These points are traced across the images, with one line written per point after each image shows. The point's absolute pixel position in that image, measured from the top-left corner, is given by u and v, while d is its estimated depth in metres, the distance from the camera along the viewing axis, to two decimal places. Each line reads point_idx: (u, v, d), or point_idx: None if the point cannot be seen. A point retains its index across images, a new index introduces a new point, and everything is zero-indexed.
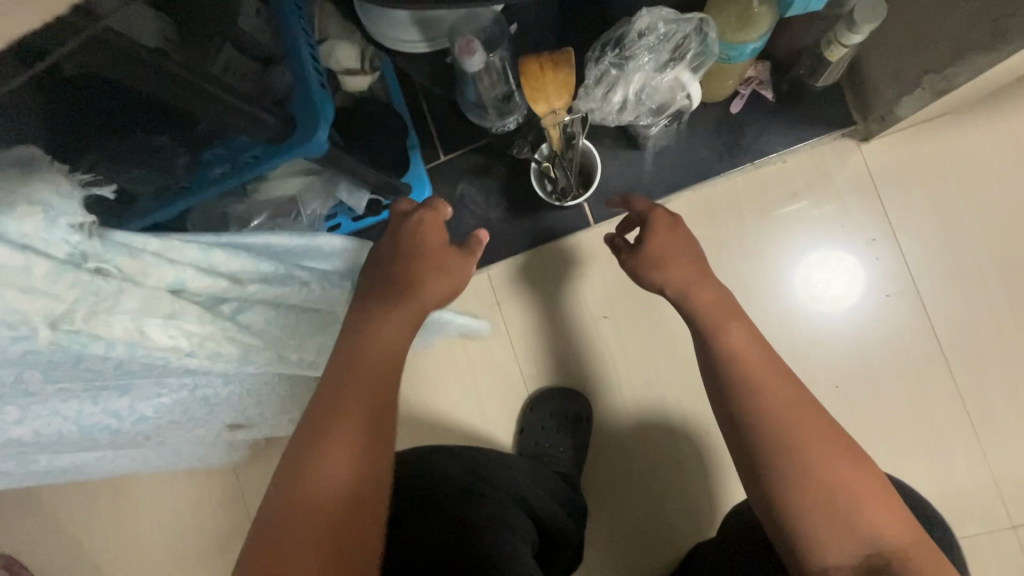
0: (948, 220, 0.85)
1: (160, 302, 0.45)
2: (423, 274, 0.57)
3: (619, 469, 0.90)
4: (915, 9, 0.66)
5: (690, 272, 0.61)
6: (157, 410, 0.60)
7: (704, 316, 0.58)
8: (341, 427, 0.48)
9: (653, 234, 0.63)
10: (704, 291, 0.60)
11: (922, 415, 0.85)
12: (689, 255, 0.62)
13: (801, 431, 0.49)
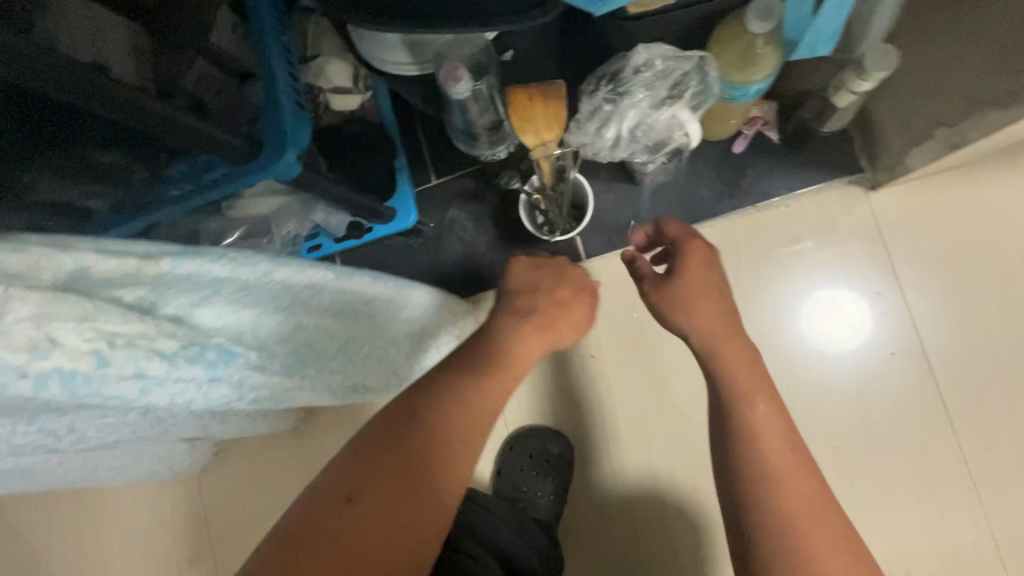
0: (959, 276, 0.80)
1: (69, 299, 0.33)
2: (546, 316, 0.59)
3: (600, 518, 0.85)
4: (929, 58, 0.63)
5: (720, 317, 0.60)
6: (101, 430, 0.56)
7: (726, 372, 0.57)
8: (401, 454, 0.48)
9: (689, 269, 0.61)
10: (713, 353, 0.58)
11: (926, 483, 0.79)
12: (717, 296, 0.60)
13: (790, 512, 0.49)
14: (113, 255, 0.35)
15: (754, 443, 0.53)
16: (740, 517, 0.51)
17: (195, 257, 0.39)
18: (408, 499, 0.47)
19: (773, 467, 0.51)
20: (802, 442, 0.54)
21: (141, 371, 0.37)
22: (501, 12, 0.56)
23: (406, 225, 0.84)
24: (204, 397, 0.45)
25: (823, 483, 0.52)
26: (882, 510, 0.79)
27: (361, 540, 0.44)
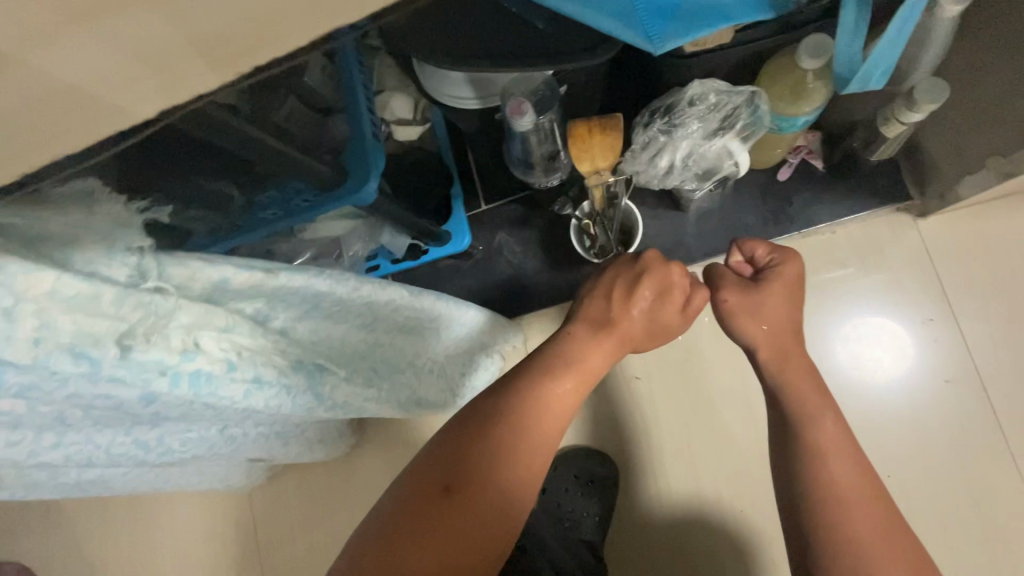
0: (1014, 304, 0.79)
1: (216, 314, 0.38)
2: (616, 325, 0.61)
3: (647, 540, 0.84)
4: (979, 90, 0.65)
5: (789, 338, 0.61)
6: (185, 444, 0.61)
7: (793, 400, 0.57)
8: (496, 455, 0.53)
9: (772, 288, 0.62)
10: (775, 374, 0.60)
11: (986, 515, 0.77)
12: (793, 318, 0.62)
13: (859, 533, 0.50)
14: (247, 268, 0.40)
15: (815, 463, 0.54)
16: (802, 537, 0.52)
17: (304, 272, 0.43)
18: (493, 493, 0.52)
19: (842, 487, 0.52)
20: (864, 464, 0.54)
21: (258, 376, 0.41)
22: (562, 55, 0.61)
23: (459, 248, 0.88)
24: (293, 404, 0.47)
25: (887, 504, 0.52)
26: (940, 543, 0.77)
27: (454, 525, 0.50)
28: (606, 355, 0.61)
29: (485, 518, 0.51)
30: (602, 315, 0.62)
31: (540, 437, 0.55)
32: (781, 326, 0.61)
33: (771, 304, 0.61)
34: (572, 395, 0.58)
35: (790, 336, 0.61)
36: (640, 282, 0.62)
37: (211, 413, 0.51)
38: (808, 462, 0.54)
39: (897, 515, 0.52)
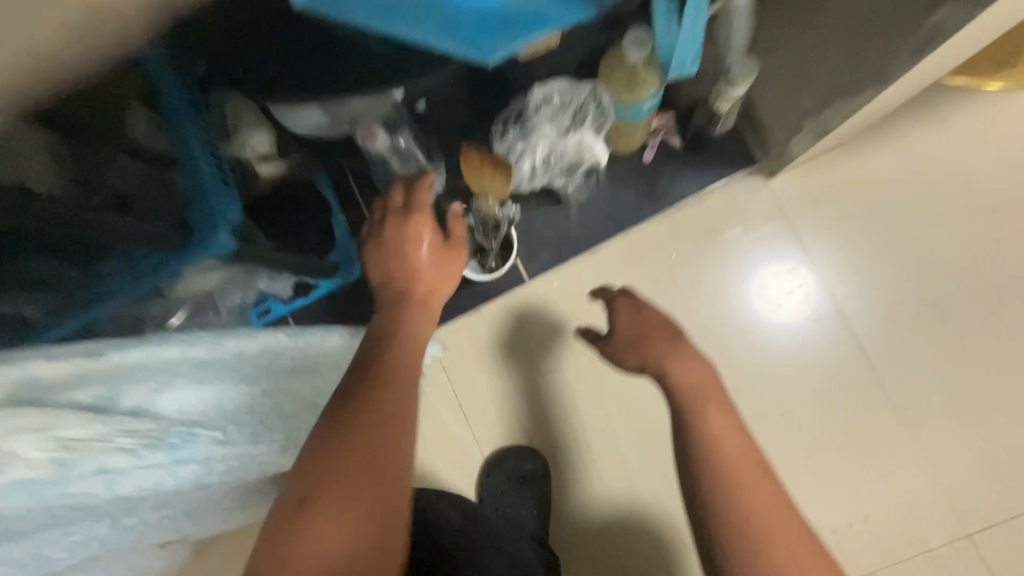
0: (859, 242, 0.90)
1: (26, 413, 0.35)
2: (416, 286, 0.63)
3: (589, 521, 0.88)
4: (783, 60, 0.72)
5: (653, 342, 0.67)
6: (72, 549, 0.55)
7: (683, 391, 0.61)
8: (366, 427, 0.46)
9: (655, 332, 0.68)
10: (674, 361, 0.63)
11: (866, 430, 0.86)
12: (670, 333, 0.67)
13: (749, 503, 0.51)
14: (60, 357, 0.38)
15: (709, 446, 0.56)
16: (703, 522, 0.53)
17: (140, 347, 0.43)
18: (376, 465, 0.45)
19: (729, 460, 0.54)
20: (751, 442, 0.57)
21: (104, 466, 0.38)
22: (403, 71, 0.60)
23: (348, 276, 0.85)
24: (173, 479, 0.44)
25: (776, 479, 0.54)
26: (839, 470, 0.86)
27: (339, 527, 0.41)
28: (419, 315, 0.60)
29: (372, 495, 0.44)
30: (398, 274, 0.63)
31: (396, 396, 0.49)
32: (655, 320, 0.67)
33: (652, 341, 0.67)
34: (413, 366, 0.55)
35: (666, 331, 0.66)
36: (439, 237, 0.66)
37: (85, 511, 0.47)
38: (700, 449, 0.56)
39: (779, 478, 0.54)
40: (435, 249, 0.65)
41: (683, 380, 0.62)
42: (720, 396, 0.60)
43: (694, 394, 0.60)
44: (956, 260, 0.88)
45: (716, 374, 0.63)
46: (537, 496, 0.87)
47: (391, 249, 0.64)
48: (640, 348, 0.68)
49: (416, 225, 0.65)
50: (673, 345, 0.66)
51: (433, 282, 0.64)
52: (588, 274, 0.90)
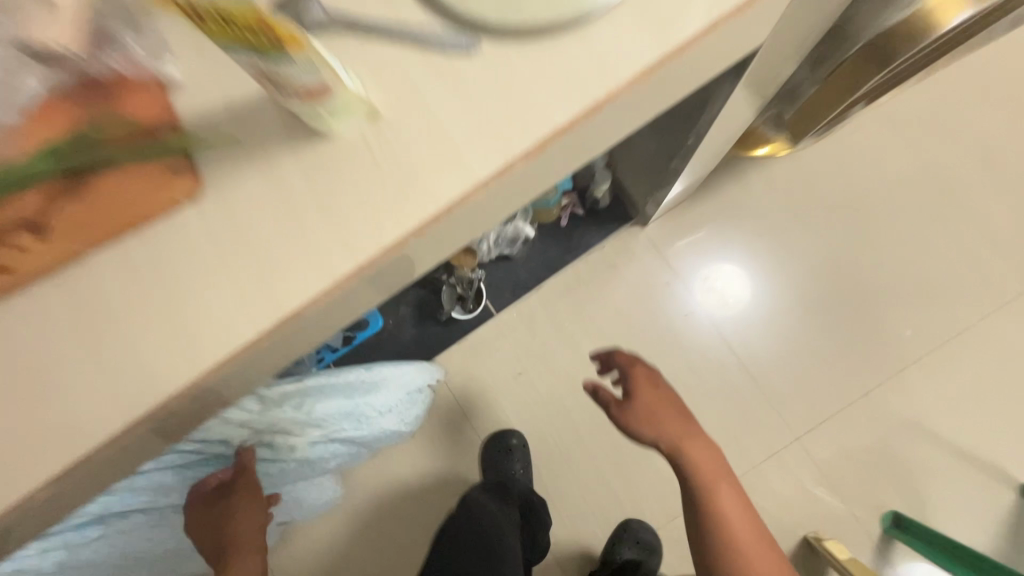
0: (709, 262, 1.36)
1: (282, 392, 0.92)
2: None
3: (558, 468, 1.32)
4: (625, 164, 1.16)
5: (667, 419, 0.93)
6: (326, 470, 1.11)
7: (700, 473, 0.91)
8: None
9: (668, 410, 0.95)
10: (690, 443, 0.92)
11: (726, 385, 1.31)
12: (677, 413, 0.95)
13: (743, 547, 0.88)
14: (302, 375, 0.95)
15: (716, 507, 0.89)
16: (701, 544, 0.90)
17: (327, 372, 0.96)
18: None
19: (730, 524, 0.89)
20: (746, 507, 0.91)
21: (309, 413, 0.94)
22: None
23: (380, 327, 1.31)
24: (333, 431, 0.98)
25: (761, 532, 0.90)
26: (712, 413, 1.30)
27: None
28: None
29: None
30: None
31: None
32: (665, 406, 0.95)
33: (667, 423, 0.93)
34: None
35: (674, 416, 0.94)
36: None
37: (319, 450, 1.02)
38: (713, 516, 0.89)
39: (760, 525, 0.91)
40: None
41: (693, 461, 0.91)
42: (728, 478, 0.92)
43: (709, 479, 0.90)
44: (805, 255, 1.34)
45: (718, 456, 0.93)
46: (507, 471, 1.25)
47: None
48: (655, 422, 0.93)
49: None
50: (688, 431, 0.93)
51: None
52: (535, 306, 1.35)
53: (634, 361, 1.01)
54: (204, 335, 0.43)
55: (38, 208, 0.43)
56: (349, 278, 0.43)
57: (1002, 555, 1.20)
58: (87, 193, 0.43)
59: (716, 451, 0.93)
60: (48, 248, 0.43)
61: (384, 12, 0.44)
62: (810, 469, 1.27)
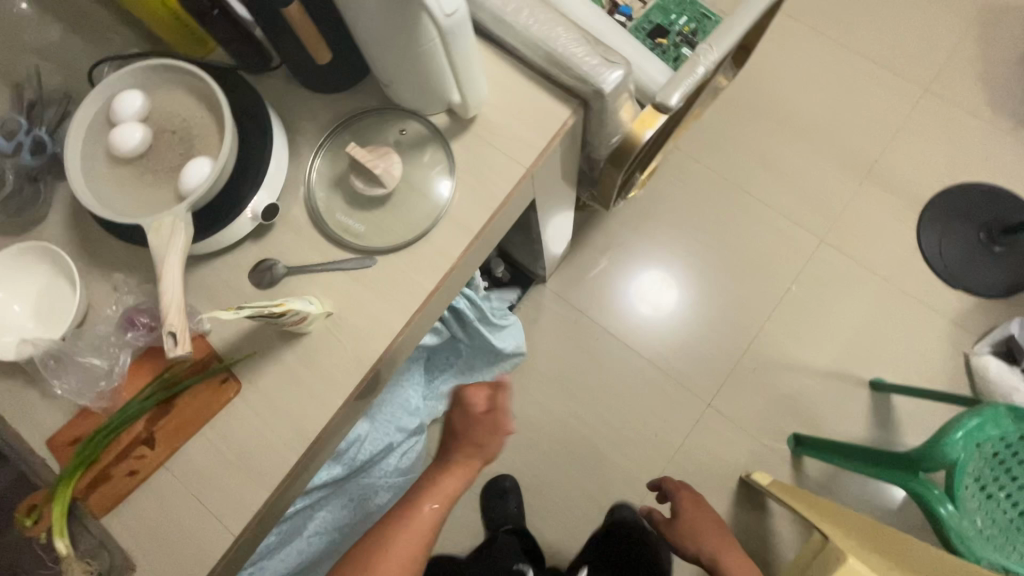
0: (601, 294, 1.72)
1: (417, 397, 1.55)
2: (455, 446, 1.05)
3: (542, 496, 1.60)
4: (509, 249, 1.53)
5: (704, 531, 1.24)
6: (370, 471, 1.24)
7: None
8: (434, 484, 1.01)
9: (707, 530, 1.24)
10: (724, 554, 1.18)
11: (645, 384, 1.66)
12: (717, 532, 1.24)
13: None
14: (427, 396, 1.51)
15: None
16: None
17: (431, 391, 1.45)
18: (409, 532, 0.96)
19: None
20: None
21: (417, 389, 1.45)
22: None
23: None
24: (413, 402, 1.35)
25: None
26: (642, 408, 1.64)
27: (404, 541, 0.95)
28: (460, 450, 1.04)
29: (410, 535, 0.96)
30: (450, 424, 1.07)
31: (426, 494, 1.01)
32: (704, 524, 1.27)
33: (700, 536, 1.24)
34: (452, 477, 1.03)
35: (718, 536, 1.23)
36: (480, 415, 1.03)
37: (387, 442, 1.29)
38: None
39: None
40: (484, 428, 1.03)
41: (729, 568, 1.15)
42: None
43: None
44: (675, 260, 1.74)
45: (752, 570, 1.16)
46: (504, 509, 1.55)
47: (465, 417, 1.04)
48: (697, 537, 1.24)
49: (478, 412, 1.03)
50: (732, 553, 1.19)
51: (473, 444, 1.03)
52: None
53: (678, 485, 1.40)
54: (266, 473, 0.73)
55: (146, 428, 0.73)
56: (340, 409, 0.75)
57: (877, 442, 1.56)
58: (174, 408, 0.73)
59: (745, 556, 1.18)
60: (158, 450, 0.73)
61: (318, 259, 0.78)
62: (727, 426, 1.62)
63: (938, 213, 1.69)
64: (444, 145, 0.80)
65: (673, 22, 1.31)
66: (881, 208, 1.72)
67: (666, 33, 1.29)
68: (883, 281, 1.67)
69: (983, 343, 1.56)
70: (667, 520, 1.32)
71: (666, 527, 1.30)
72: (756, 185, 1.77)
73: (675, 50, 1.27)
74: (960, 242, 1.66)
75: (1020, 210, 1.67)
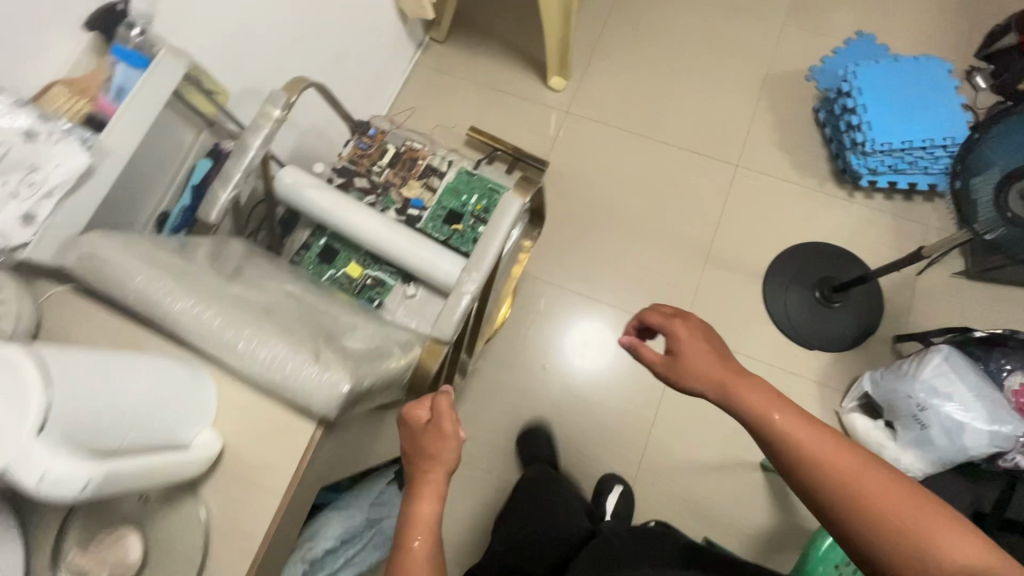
0: (491, 442, 1.74)
1: None
2: (421, 456, 0.88)
3: None
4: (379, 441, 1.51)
5: (717, 375, 0.88)
6: None
7: (749, 407, 0.85)
8: (417, 498, 0.85)
9: (686, 357, 0.91)
10: (737, 386, 0.86)
11: None
12: (705, 350, 0.91)
13: (882, 506, 0.73)
14: None
15: (810, 465, 0.78)
16: (843, 535, 0.76)
17: None
18: None
19: (865, 497, 0.74)
20: (877, 468, 0.75)
21: None
22: None
23: None
24: None
25: (916, 489, 0.74)
26: None
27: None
28: (441, 455, 0.88)
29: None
30: (412, 434, 0.91)
31: (408, 520, 0.83)
32: (697, 356, 0.91)
33: (693, 363, 0.90)
34: (430, 495, 0.86)
35: (710, 362, 0.90)
36: (438, 413, 0.90)
37: None
38: (788, 455, 0.80)
39: (919, 498, 0.73)
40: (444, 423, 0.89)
41: (746, 402, 0.85)
42: (780, 403, 0.83)
43: (760, 414, 0.83)
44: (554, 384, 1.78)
45: (769, 388, 0.85)
46: None
47: (428, 431, 0.89)
48: (692, 373, 0.90)
49: (438, 426, 0.89)
50: (736, 376, 0.88)
51: (439, 448, 0.88)
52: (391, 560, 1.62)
53: (662, 319, 0.97)
54: None
55: None
56: None
57: (779, 523, 1.61)
58: None
59: (761, 379, 0.86)
60: None
61: None
62: None
63: (777, 281, 1.79)
64: (194, 498, 0.76)
65: (465, 204, 1.35)
66: (726, 288, 1.81)
67: (461, 216, 1.33)
68: (747, 358, 1.73)
69: (848, 400, 1.62)
70: (674, 368, 0.92)
71: (686, 379, 0.90)
72: (609, 293, 1.85)
73: (473, 232, 1.32)
74: (802, 305, 1.75)
75: (846, 261, 1.78)
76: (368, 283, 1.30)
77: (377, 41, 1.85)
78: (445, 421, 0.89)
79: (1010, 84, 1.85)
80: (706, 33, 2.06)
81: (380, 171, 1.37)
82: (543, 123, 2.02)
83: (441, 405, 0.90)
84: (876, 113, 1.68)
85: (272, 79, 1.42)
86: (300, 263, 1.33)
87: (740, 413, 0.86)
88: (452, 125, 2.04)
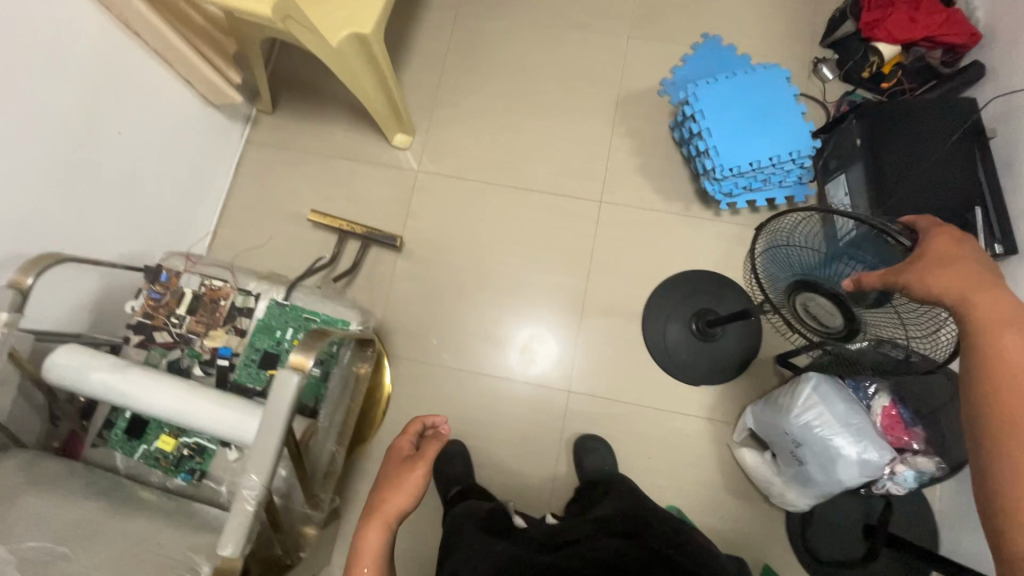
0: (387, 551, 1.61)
1: None
2: (389, 485, 1.02)
3: None
4: None
5: (962, 283, 0.77)
6: None
7: (986, 325, 0.75)
8: (372, 530, 0.96)
9: (967, 280, 0.77)
10: (977, 297, 0.76)
11: None
12: (984, 284, 0.77)
13: None
14: None
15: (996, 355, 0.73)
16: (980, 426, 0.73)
17: None
18: None
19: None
20: None
21: None
22: None
23: None
24: None
25: None
26: None
27: None
28: (406, 491, 1.01)
29: None
30: (388, 470, 1.06)
31: (359, 548, 0.95)
32: (977, 288, 0.77)
33: (965, 281, 0.77)
34: (382, 525, 0.97)
35: (989, 302, 0.76)
36: (414, 459, 1.06)
37: None
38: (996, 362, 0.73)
39: None
40: (417, 468, 1.04)
41: (979, 319, 0.75)
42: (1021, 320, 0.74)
43: (983, 331, 0.75)
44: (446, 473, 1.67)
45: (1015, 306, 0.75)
46: None
47: (406, 468, 1.04)
48: (955, 293, 0.77)
49: (414, 466, 1.04)
50: (988, 293, 0.76)
51: (403, 487, 1.01)
52: None
53: (939, 224, 0.84)
54: None
55: None
56: None
57: None
58: None
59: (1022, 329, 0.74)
60: None
61: None
62: None
63: (657, 318, 1.73)
64: None
65: (280, 340, 1.22)
66: (607, 336, 1.75)
67: (276, 357, 1.21)
68: (637, 407, 1.69)
69: (738, 433, 1.61)
70: (914, 256, 0.80)
71: (920, 271, 0.78)
72: (493, 360, 1.75)
73: None
74: (682, 340, 1.71)
75: (719, 287, 1.74)
76: (185, 454, 1.18)
77: (187, 138, 1.65)
78: (419, 465, 1.04)
79: (855, 72, 1.82)
80: (550, 60, 1.94)
81: (179, 321, 1.22)
82: (393, 188, 1.88)
83: (426, 454, 1.06)
84: (721, 136, 1.60)
85: (31, 238, 1.21)
86: (106, 443, 1.19)
87: (969, 314, 0.76)
88: (297, 205, 1.87)
